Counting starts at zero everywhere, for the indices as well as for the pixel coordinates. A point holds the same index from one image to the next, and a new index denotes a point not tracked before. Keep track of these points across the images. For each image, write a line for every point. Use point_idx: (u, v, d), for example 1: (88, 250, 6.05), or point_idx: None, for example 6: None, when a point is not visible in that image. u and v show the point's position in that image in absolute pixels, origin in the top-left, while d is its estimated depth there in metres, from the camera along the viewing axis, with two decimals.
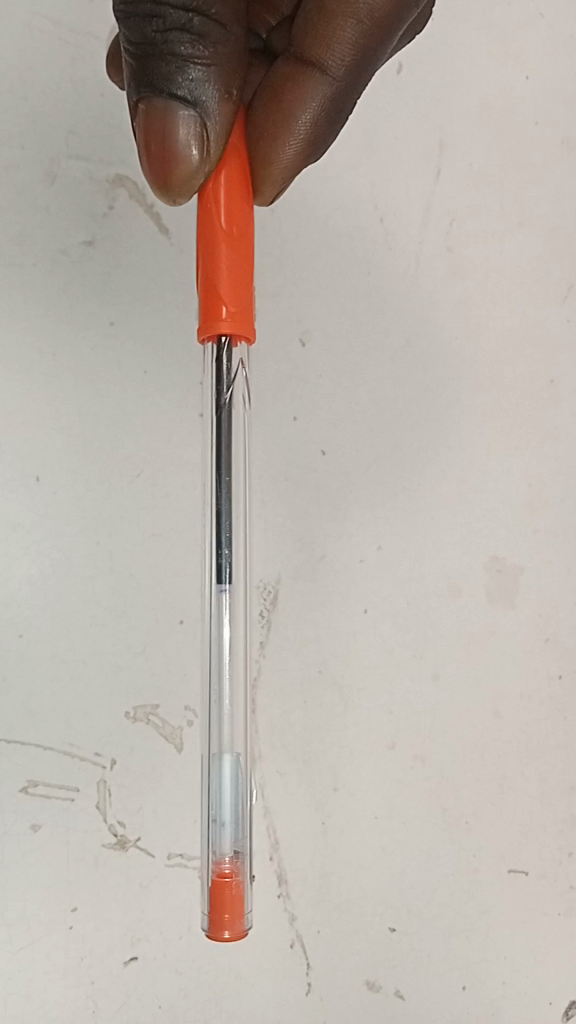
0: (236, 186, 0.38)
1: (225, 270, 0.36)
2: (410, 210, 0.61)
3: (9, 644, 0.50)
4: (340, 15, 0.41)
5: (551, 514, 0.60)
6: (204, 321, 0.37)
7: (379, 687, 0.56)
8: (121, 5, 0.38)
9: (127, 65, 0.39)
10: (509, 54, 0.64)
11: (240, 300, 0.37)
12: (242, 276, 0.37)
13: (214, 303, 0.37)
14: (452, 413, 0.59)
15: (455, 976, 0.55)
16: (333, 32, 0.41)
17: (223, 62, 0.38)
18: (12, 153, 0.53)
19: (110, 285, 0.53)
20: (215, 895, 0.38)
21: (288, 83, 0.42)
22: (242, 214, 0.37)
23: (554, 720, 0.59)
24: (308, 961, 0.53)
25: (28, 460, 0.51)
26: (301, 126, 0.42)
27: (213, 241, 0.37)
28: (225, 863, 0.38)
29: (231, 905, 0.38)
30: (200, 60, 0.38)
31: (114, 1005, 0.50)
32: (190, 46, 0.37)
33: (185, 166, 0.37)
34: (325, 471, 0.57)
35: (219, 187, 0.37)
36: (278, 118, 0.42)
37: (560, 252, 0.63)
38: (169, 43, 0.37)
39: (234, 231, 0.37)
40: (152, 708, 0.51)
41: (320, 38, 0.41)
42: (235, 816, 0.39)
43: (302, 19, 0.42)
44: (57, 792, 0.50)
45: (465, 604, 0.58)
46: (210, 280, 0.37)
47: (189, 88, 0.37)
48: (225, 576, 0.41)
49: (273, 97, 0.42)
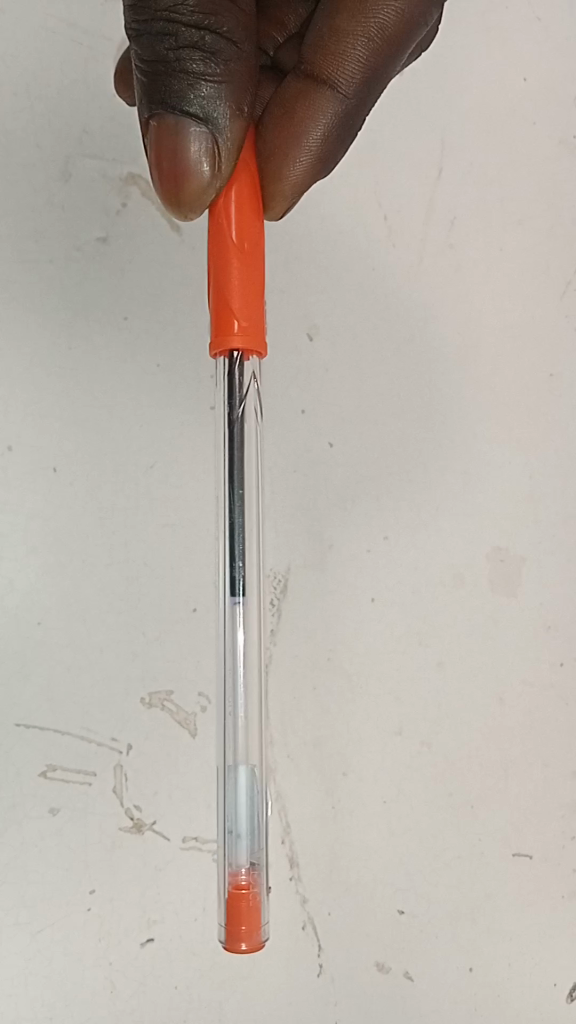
0: (247, 201, 0.39)
1: (236, 285, 0.38)
2: (414, 209, 0.62)
3: (27, 632, 0.51)
4: (351, 35, 0.43)
5: (551, 505, 0.62)
6: (216, 335, 0.38)
7: (387, 674, 0.57)
8: (135, 25, 0.39)
9: (140, 83, 0.40)
10: (508, 57, 0.66)
11: (250, 314, 0.38)
12: (253, 289, 0.38)
13: (227, 316, 0.38)
14: (455, 407, 0.61)
15: (462, 958, 0.56)
16: (344, 50, 0.43)
17: (234, 78, 0.40)
18: (28, 152, 0.54)
19: (123, 282, 0.54)
20: (232, 906, 0.39)
21: (300, 99, 0.43)
22: (253, 231, 0.38)
23: (557, 707, 0.60)
24: (319, 943, 0.54)
25: (45, 452, 0.52)
26: (311, 142, 0.43)
27: (225, 257, 0.38)
28: (242, 875, 0.39)
29: (248, 917, 0.39)
30: (212, 77, 0.39)
31: (131, 987, 0.51)
32: (203, 63, 0.39)
33: (197, 177, 0.38)
34: (333, 464, 0.58)
35: (230, 204, 0.38)
36: (289, 133, 0.43)
37: (558, 250, 0.65)
38: (182, 60, 0.39)
39: (244, 247, 0.38)
40: (167, 694, 0.52)
41: (331, 57, 0.43)
42: (250, 828, 0.40)
43: (312, 38, 0.44)
44: (75, 777, 0.51)
45: (469, 592, 0.59)
46: (223, 292, 0.38)
47: (200, 104, 0.39)
48: (238, 589, 0.42)
49: (285, 114, 0.43)
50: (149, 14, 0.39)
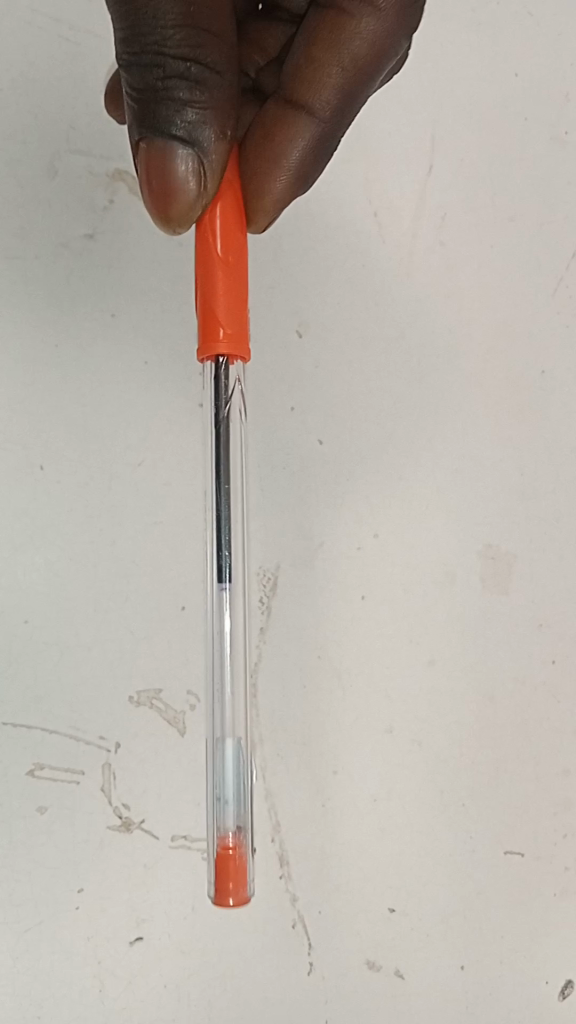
0: (232, 216, 0.39)
1: (222, 294, 0.38)
2: (403, 204, 0.62)
3: (14, 630, 0.51)
4: (327, 59, 0.43)
5: (543, 502, 0.62)
6: (202, 343, 0.39)
7: (377, 672, 0.57)
8: (124, 54, 0.39)
9: (129, 108, 0.39)
10: (499, 52, 0.65)
11: (236, 322, 0.38)
12: (238, 298, 0.38)
13: (213, 327, 0.38)
14: (445, 404, 0.61)
15: (454, 955, 0.56)
16: (320, 79, 0.43)
17: (218, 107, 0.39)
18: (14, 149, 0.54)
19: (110, 278, 0.54)
20: (219, 865, 0.39)
21: (278, 123, 0.43)
22: (238, 242, 0.39)
23: (548, 704, 0.60)
24: (309, 942, 0.54)
25: (32, 449, 0.52)
26: (291, 163, 0.43)
27: (210, 267, 0.38)
28: (229, 837, 0.39)
29: (235, 873, 0.38)
30: (198, 104, 0.38)
31: (120, 986, 0.50)
32: (189, 91, 0.38)
33: (184, 194, 0.38)
34: (323, 460, 0.58)
35: (215, 218, 0.38)
36: (269, 155, 0.43)
37: (550, 246, 0.65)
38: (170, 88, 0.38)
39: (229, 258, 0.38)
40: (155, 692, 0.52)
41: (307, 80, 0.43)
42: (237, 794, 0.40)
43: (290, 65, 0.44)
44: (63, 775, 0.51)
45: (459, 589, 0.59)
46: (208, 302, 0.38)
47: (187, 126, 0.38)
48: (225, 575, 0.42)
49: (264, 137, 0.43)
50: (138, 43, 0.38)
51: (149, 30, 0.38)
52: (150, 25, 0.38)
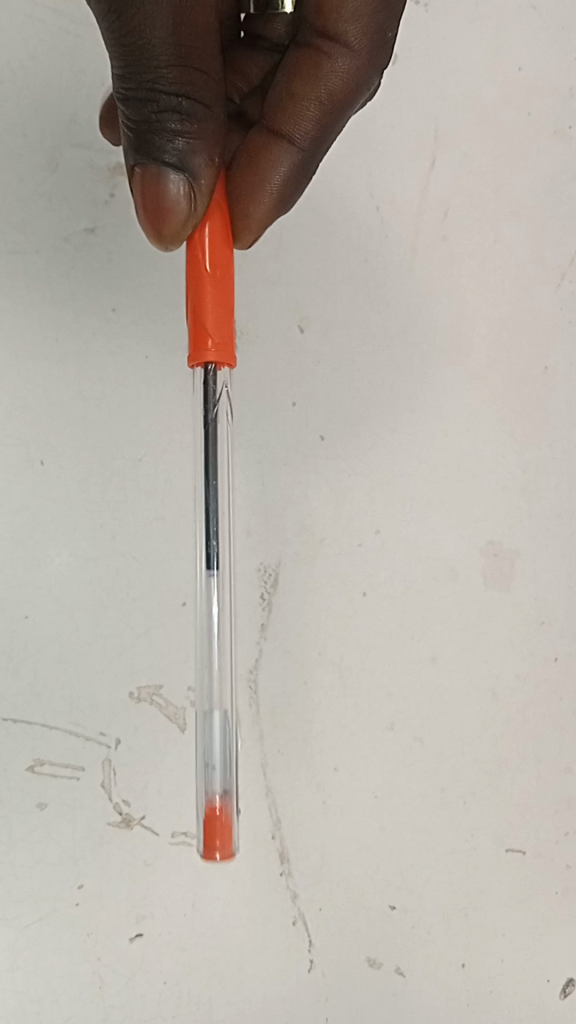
0: (220, 233, 0.40)
1: (211, 306, 0.38)
2: (406, 199, 0.62)
3: (14, 626, 0.50)
4: (304, 96, 0.45)
5: (546, 498, 0.61)
6: (192, 352, 0.39)
7: (378, 668, 0.57)
8: (120, 87, 0.39)
9: (126, 136, 0.40)
10: (503, 47, 0.65)
11: (225, 332, 0.39)
12: (226, 310, 0.39)
13: (202, 339, 0.39)
14: (447, 399, 0.60)
15: (455, 953, 0.56)
16: (299, 109, 0.45)
17: (208, 136, 0.40)
18: (15, 143, 0.54)
19: (111, 272, 0.54)
20: (207, 823, 0.39)
21: (261, 149, 0.45)
22: (225, 258, 0.39)
23: (551, 702, 0.60)
24: (310, 938, 0.53)
25: (33, 444, 0.52)
26: (274, 185, 0.44)
27: (199, 280, 0.39)
28: (216, 800, 0.40)
29: (221, 832, 0.39)
30: (189, 135, 0.39)
31: (119, 982, 0.50)
32: (181, 123, 0.39)
33: (174, 220, 0.39)
34: (324, 456, 0.58)
35: (204, 235, 0.39)
36: (254, 178, 0.44)
37: (554, 242, 0.64)
38: (163, 120, 0.39)
39: (217, 273, 0.39)
40: (156, 687, 0.52)
41: (287, 114, 0.45)
42: (224, 760, 0.40)
43: (272, 97, 0.46)
44: (63, 771, 0.51)
45: (462, 586, 0.59)
46: (198, 315, 0.39)
47: (177, 154, 0.39)
48: (213, 561, 0.42)
49: (249, 163, 0.44)
50: (133, 78, 0.38)
51: (145, 66, 0.38)
52: (145, 61, 0.38)
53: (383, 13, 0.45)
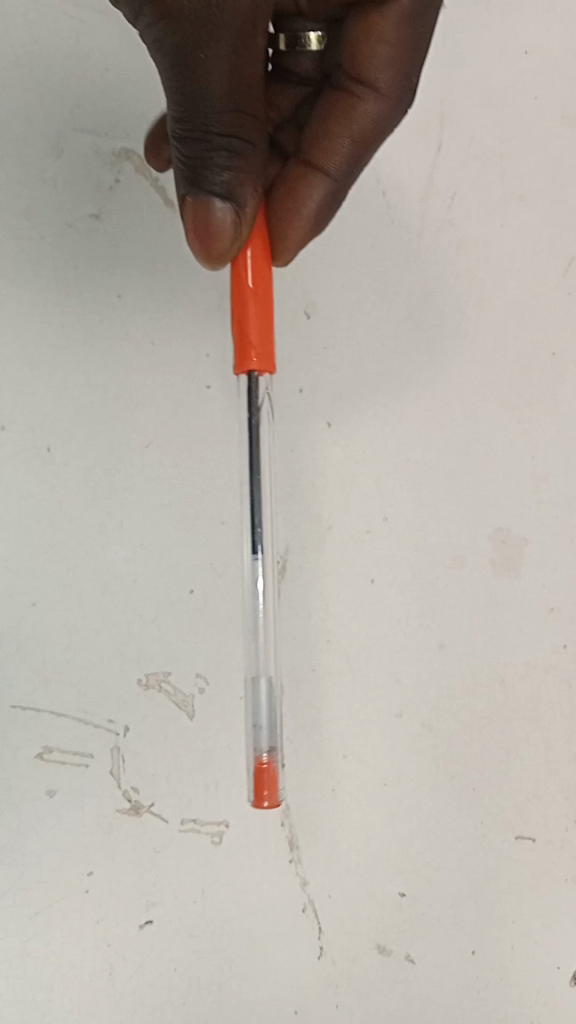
0: (260, 257, 0.44)
1: (253, 321, 0.43)
2: (412, 183, 0.61)
3: (22, 612, 0.50)
4: (338, 130, 0.48)
5: (554, 484, 0.61)
6: (238, 362, 0.44)
7: (387, 655, 0.56)
8: (175, 122, 0.42)
9: (178, 165, 0.43)
10: (510, 29, 0.65)
11: (266, 346, 0.44)
12: (267, 326, 0.44)
13: (246, 352, 0.44)
14: (454, 385, 0.60)
15: (464, 940, 0.55)
16: (334, 142, 0.49)
17: (252, 170, 0.43)
18: (19, 127, 0.53)
19: (117, 259, 0.54)
20: (255, 777, 0.44)
21: (299, 177, 0.48)
22: (265, 279, 0.44)
23: (559, 688, 0.59)
24: (319, 925, 0.53)
25: (39, 430, 0.51)
26: (309, 210, 0.48)
27: (243, 300, 0.43)
28: (263, 756, 0.44)
29: (269, 783, 0.43)
30: (235, 170, 0.42)
31: (129, 969, 0.50)
32: (228, 159, 0.42)
33: (220, 246, 0.43)
34: (331, 443, 0.57)
35: (247, 258, 0.44)
36: (291, 204, 0.48)
37: (561, 227, 0.64)
38: (213, 158, 0.42)
39: (258, 292, 0.44)
40: (164, 674, 0.52)
41: (322, 145, 0.49)
42: (269, 721, 0.45)
43: (310, 131, 0.49)
44: (71, 758, 0.50)
45: (470, 572, 0.59)
46: (242, 333, 0.44)
47: (224, 188, 0.42)
48: (258, 546, 0.46)
49: (288, 190, 0.48)
50: (188, 117, 0.41)
51: (199, 108, 0.40)
52: (200, 104, 0.40)
53: (409, 57, 0.48)
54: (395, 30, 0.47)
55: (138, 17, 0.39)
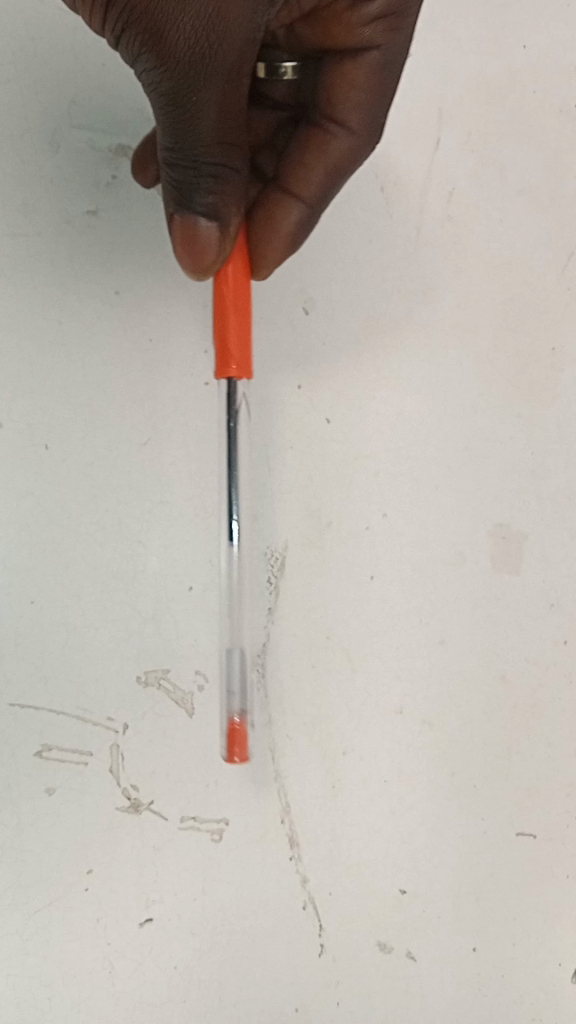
0: (240, 271, 0.47)
1: (233, 327, 0.46)
2: (410, 179, 0.61)
3: (20, 611, 0.50)
4: (313, 161, 0.51)
5: (554, 480, 0.61)
6: (217, 367, 0.46)
7: (387, 652, 0.56)
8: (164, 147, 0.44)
9: (166, 186, 0.45)
10: (508, 23, 0.64)
11: (244, 352, 0.46)
12: (245, 333, 0.46)
13: (226, 357, 0.46)
14: (453, 381, 0.60)
15: (466, 937, 0.55)
16: (310, 168, 0.51)
17: (235, 194, 0.45)
18: (15, 124, 0.53)
19: (114, 256, 0.54)
20: (228, 736, 0.47)
21: (277, 201, 0.51)
22: (244, 291, 0.47)
23: (561, 685, 0.59)
24: (320, 923, 0.53)
25: (37, 427, 0.51)
26: (285, 230, 0.50)
27: (223, 308, 0.46)
28: (235, 716, 0.48)
29: (240, 742, 0.47)
30: (220, 193, 0.44)
31: (129, 967, 0.50)
32: (213, 183, 0.44)
33: (205, 259, 0.45)
34: (330, 439, 0.57)
35: (228, 270, 0.46)
36: (269, 225, 0.50)
37: (561, 222, 0.64)
38: (199, 180, 0.44)
39: (238, 302, 0.46)
40: (163, 671, 0.52)
41: (298, 172, 0.51)
42: (240, 683, 0.49)
43: (289, 157, 0.52)
44: (71, 757, 0.50)
45: (470, 569, 0.58)
46: (222, 339, 0.46)
47: (208, 208, 0.44)
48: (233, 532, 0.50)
49: (268, 213, 0.51)
50: (177, 144, 0.43)
51: (188, 136, 0.42)
52: (189, 133, 0.42)
53: (378, 98, 0.50)
54: (366, 75, 0.49)
55: (135, 58, 0.41)
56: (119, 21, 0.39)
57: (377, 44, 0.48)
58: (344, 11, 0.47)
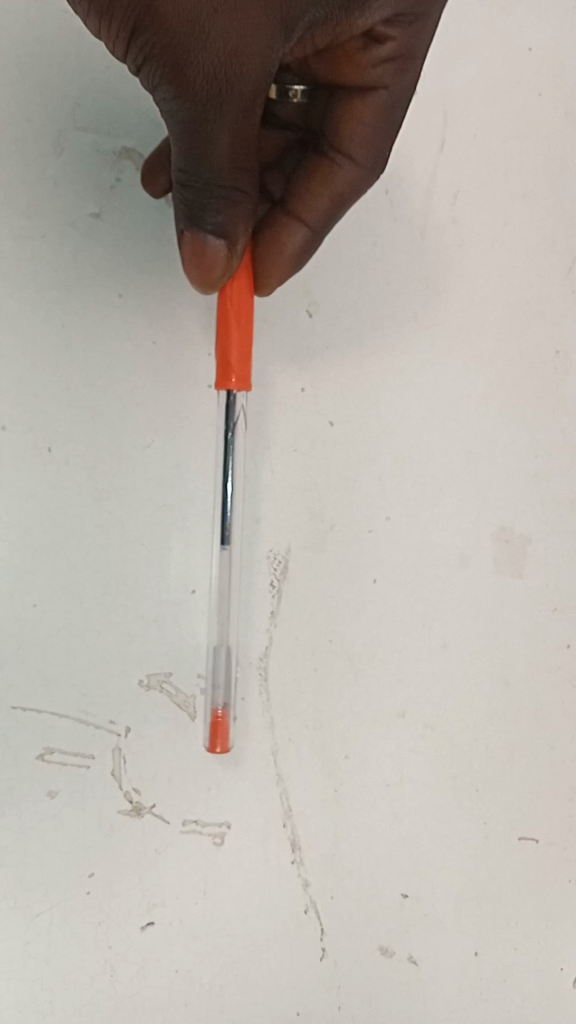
0: (244, 290, 0.49)
1: (235, 344, 0.48)
2: (415, 180, 0.61)
3: (23, 613, 0.50)
4: (319, 190, 0.51)
5: (558, 484, 0.61)
6: (217, 381, 0.49)
7: (390, 655, 0.56)
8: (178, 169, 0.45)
9: (178, 204, 0.46)
10: (514, 25, 0.64)
11: (244, 368, 0.48)
12: (246, 350, 0.49)
13: (227, 372, 0.48)
14: (457, 383, 0.60)
15: (467, 941, 0.55)
16: (317, 194, 0.51)
17: (244, 217, 0.46)
18: (19, 126, 0.53)
19: (118, 258, 0.54)
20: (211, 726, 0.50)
21: (282, 223, 0.52)
22: (247, 309, 0.49)
23: (564, 689, 0.59)
24: (322, 926, 0.53)
25: (40, 430, 0.51)
26: (289, 252, 0.51)
27: (227, 325, 0.48)
28: (218, 709, 0.50)
29: (220, 734, 0.50)
30: (230, 215, 0.45)
31: (130, 970, 0.50)
32: (224, 205, 0.45)
33: (212, 273, 0.47)
34: (334, 442, 0.57)
35: (233, 288, 0.49)
36: (273, 248, 0.51)
37: (566, 225, 0.64)
38: (210, 202, 0.45)
39: (241, 320, 0.48)
40: (166, 674, 0.52)
41: (305, 198, 0.52)
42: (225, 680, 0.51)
43: (298, 180, 0.52)
44: (73, 760, 0.50)
45: (473, 572, 0.58)
46: (224, 354, 0.48)
47: (217, 229, 0.45)
48: (225, 537, 0.51)
49: (273, 235, 0.51)
50: (190, 167, 0.44)
51: (201, 161, 0.44)
52: (202, 158, 0.43)
53: (383, 135, 0.50)
54: (373, 111, 0.50)
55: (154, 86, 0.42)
56: (141, 52, 0.40)
57: (385, 84, 0.49)
58: (354, 52, 0.47)
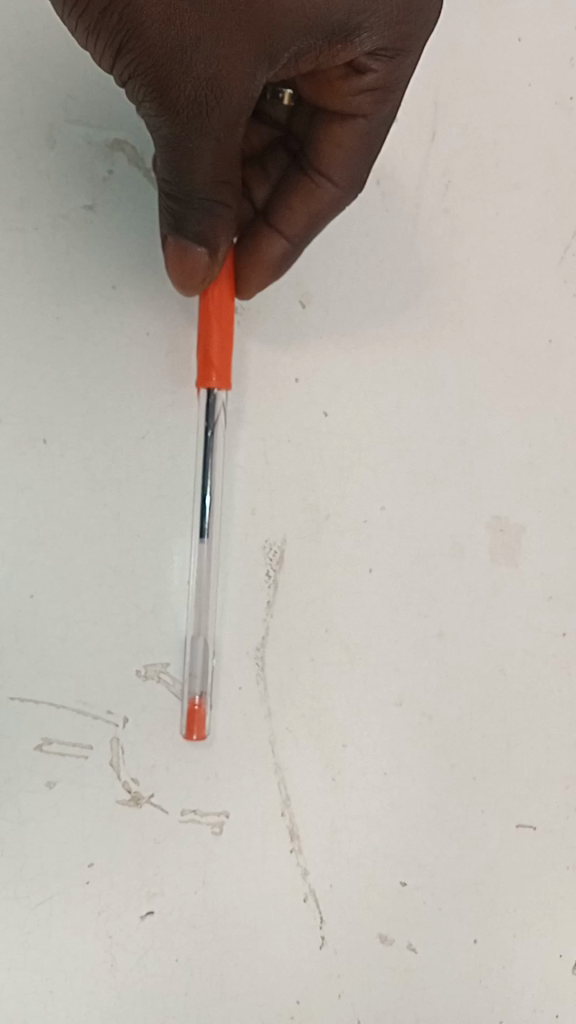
0: (226, 293, 0.52)
1: (216, 346, 0.51)
2: (406, 171, 0.61)
3: (19, 604, 0.50)
4: (299, 205, 0.52)
5: (552, 472, 0.61)
6: (199, 379, 0.52)
7: (386, 644, 0.56)
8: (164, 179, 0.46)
9: (164, 211, 0.47)
10: (503, 18, 0.65)
11: (224, 369, 0.51)
12: (226, 352, 0.52)
13: (208, 371, 0.51)
14: (451, 373, 0.60)
15: (466, 929, 0.55)
16: (298, 208, 0.52)
17: (226, 229, 0.47)
18: (11, 121, 0.53)
19: (111, 250, 0.54)
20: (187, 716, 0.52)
21: (265, 233, 0.52)
22: (228, 313, 0.52)
23: (559, 677, 0.59)
24: (321, 915, 0.53)
25: (35, 422, 0.51)
26: (270, 260, 0.52)
27: (208, 328, 0.51)
28: (195, 700, 0.52)
29: (197, 724, 0.51)
30: (211, 228, 0.46)
31: (130, 961, 0.50)
32: (205, 219, 0.46)
33: (194, 278, 0.48)
34: (328, 432, 0.57)
35: (215, 292, 0.51)
36: (254, 256, 0.52)
37: (557, 215, 0.64)
38: (192, 214, 0.46)
39: (222, 323, 0.51)
40: (163, 664, 0.52)
41: (286, 212, 0.52)
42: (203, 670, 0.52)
43: (282, 191, 0.53)
44: (71, 750, 0.50)
45: (469, 562, 0.58)
46: (205, 354, 0.51)
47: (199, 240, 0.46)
48: (204, 530, 0.52)
49: (255, 244, 0.52)
50: (174, 179, 0.45)
51: (183, 174, 0.45)
52: (185, 173, 0.44)
53: (363, 157, 0.51)
54: (352, 137, 0.50)
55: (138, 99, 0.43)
56: (126, 69, 0.41)
57: (365, 112, 0.49)
58: (337, 80, 0.48)
